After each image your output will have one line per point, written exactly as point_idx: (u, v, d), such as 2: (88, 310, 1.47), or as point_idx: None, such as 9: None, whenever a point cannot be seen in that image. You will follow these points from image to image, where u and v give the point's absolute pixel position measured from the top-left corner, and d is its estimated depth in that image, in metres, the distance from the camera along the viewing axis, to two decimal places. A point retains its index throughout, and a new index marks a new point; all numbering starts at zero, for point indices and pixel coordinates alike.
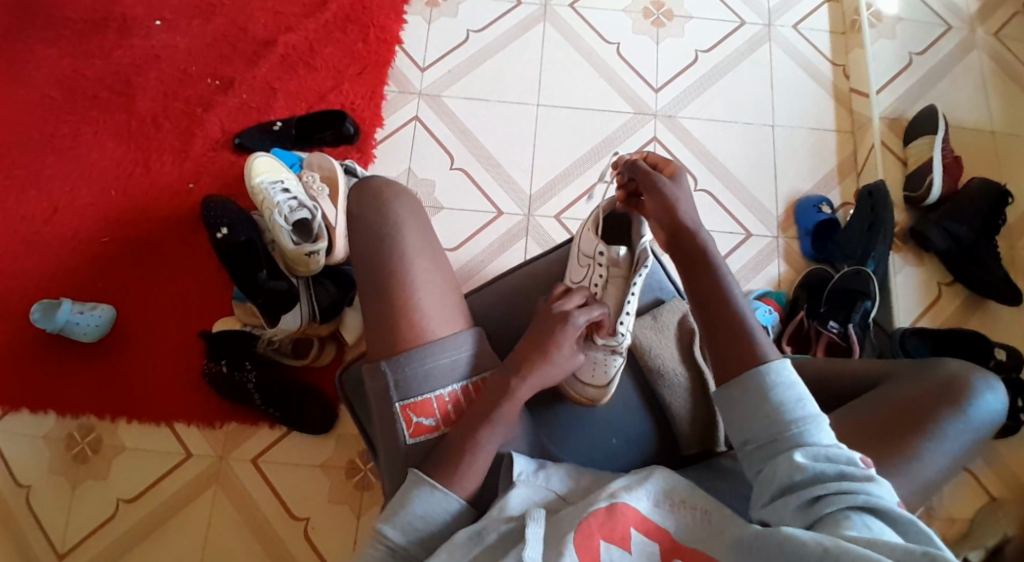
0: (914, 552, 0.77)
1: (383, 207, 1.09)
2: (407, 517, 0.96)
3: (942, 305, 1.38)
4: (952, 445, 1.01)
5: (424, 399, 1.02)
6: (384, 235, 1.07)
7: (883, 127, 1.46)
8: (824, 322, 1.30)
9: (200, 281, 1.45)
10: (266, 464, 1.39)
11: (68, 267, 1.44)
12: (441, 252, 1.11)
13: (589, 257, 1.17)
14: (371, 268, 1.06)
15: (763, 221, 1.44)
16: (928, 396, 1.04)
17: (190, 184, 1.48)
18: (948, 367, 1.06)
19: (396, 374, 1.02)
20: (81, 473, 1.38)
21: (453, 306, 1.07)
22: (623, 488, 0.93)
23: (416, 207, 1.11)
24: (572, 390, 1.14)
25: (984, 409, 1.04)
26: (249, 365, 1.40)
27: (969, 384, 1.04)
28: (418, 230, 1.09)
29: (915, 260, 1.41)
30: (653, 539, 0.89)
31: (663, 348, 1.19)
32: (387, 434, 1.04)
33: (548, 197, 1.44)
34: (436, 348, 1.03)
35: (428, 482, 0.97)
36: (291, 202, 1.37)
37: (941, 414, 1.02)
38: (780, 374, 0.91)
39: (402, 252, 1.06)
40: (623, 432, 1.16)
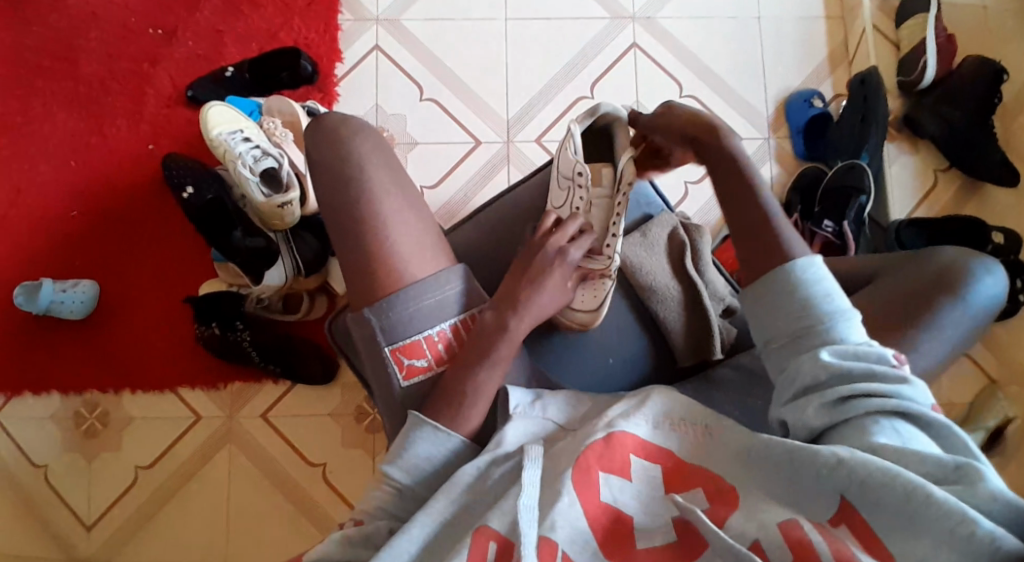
0: (945, 464, 0.73)
1: (342, 143, 1.00)
2: (410, 460, 0.91)
3: (939, 193, 1.35)
4: (951, 334, 1.00)
5: (412, 341, 0.96)
6: (347, 174, 0.98)
7: (874, 11, 1.38)
8: (819, 223, 1.27)
9: (180, 245, 1.41)
10: (277, 418, 1.40)
11: (41, 245, 1.39)
12: (410, 184, 1.03)
13: (569, 179, 1.11)
14: (338, 212, 0.98)
15: (753, 123, 1.38)
16: (926, 286, 1.02)
17: (151, 146, 1.41)
18: (945, 255, 1.03)
19: (381, 319, 0.95)
20: (95, 448, 1.39)
21: (431, 241, 1.00)
22: (622, 418, 0.87)
23: (379, 140, 1.02)
24: (562, 317, 1.10)
25: (982, 293, 1.02)
26: (241, 325, 1.37)
27: (966, 269, 1.02)
28: (384, 165, 1.01)
29: (910, 148, 1.36)
30: (654, 462, 0.84)
31: (654, 265, 1.14)
32: (379, 381, 0.99)
33: (526, 121, 1.38)
34: (420, 289, 0.96)
35: (429, 423, 0.91)
36: (254, 151, 1.29)
37: (939, 303, 0.99)
38: (807, 269, 0.83)
39: (369, 191, 0.98)
40: (619, 351, 1.12)
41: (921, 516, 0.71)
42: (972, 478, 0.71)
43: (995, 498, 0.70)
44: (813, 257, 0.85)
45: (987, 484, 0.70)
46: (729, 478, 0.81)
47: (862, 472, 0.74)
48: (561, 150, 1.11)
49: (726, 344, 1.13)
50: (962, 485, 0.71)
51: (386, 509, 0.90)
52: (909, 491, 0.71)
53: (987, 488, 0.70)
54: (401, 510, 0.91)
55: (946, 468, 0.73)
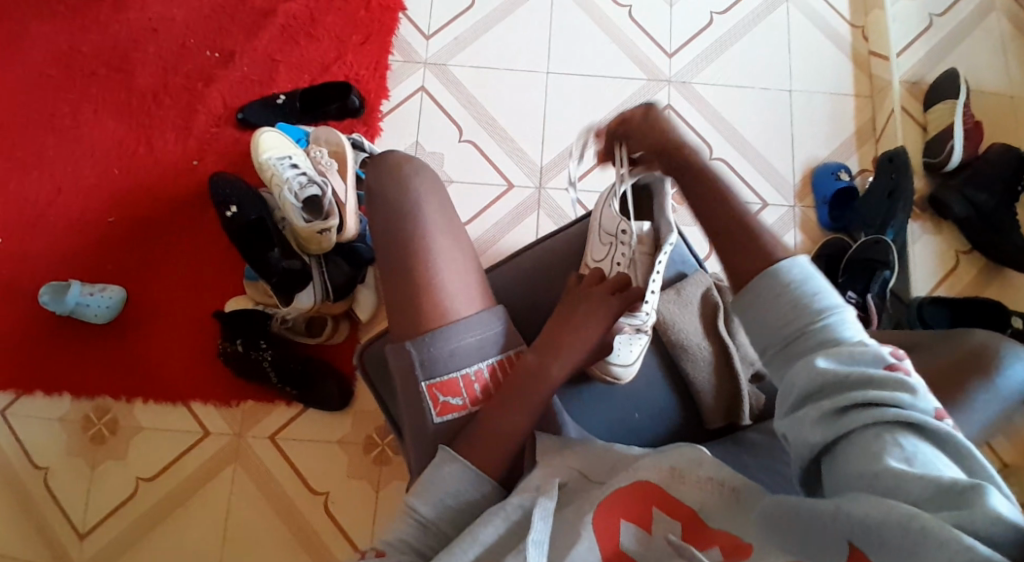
0: (945, 486, 0.70)
1: (402, 181, 1.06)
2: (438, 495, 0.92)
3: (959, 274, 1.37)
4: (981, 415, 0.97)
5: (450, 378, 1.00)
6: (403, 211, 1.04)
7: (903, 92, 1.43)
8: (842, 293, 1.29)
9: (210, 259, 1.43)
10: (285, 441, 1.39)
11: (75, 249, 1.42)
12: (462, 229, 1.08)
13: (611, 235, 1.10)
14: (391, 246, 1.04)
15: (780, 190, 1.41)
16: (960, 364, 0.99)
17: (194, 161, 1.45)
18: (976, 337, 1.01)
19: (422, 353, 0.99)
20: (99, 455, 1.38)
21: (476, 283, 1.05)
22: (651, 469, 0.87)
23: (435, 182, 1.08)
24: (596, 367, 1.08)
25: (1012, 378, 0.98)
26: (265, 343, 1.38)
27: (998, 352, 0.99)
28: (438, 206, 1.06)
29: (934, 229, 1.39)
30: (675, 518, 0.83)
31: (687, 323, 1.12)
32: (412, 415, 1.01)
33: (559, 168, 1.42)
34: (462, 327, 1.00)
35: (459, 460, 0.94)
36: (300, 178, 1.33)
37: (972, 385, 0.97)
38: (794, 269, 0.84)
39: (423, 230, 1.04)
40: (646, 406, 1.10)
41: (921, 548, 0.68)
42: (973, 501, 0.68)
43: (997, 521, 0.66)
44: (803, 261, 0.85)
45: (988, 506, 0.67)
46: (746, 536, 0.79)
47: (859, 511, 0.72)
48: (603, 205, 1.11)
49: (754, 411, 1.12)
50: (964, 507, 0.68)
51: (408, 542, 0.90)
52: (903, 524, 0.69)
53: (987, 510, 0.67)
54: (423, 545, 0.91)
55: (945, 489, 0.70)
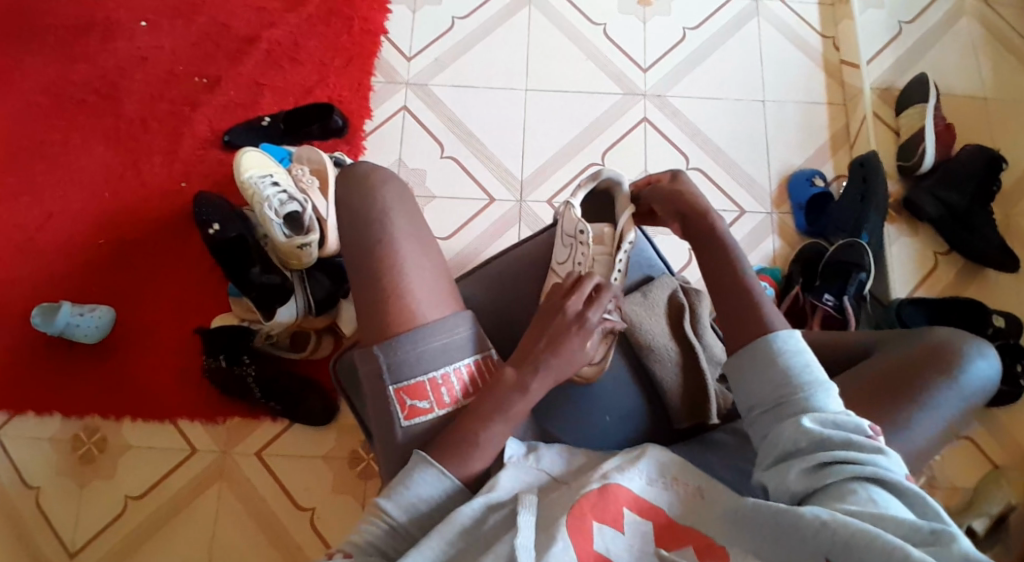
0: (920, 528, 0.74)
1: (368, 190, 1.06)
2: (410, 500, 0.92)
3: (939, 274, 1.37)
4: (944, 412, 0.96)
5: (417, 382, 0.98)
6: (372, 220, 1.04)
7: (875, 98, 1.45)
8: (819, 296, 1.29)
9: (197, 279, 1.46)
10: (270, 456, 1.40)
11: (66, 270, 1.45)
12: (430, 236, 1.07)
13: (571, 237, 1.13)
14: (359, 256, 1.03)
15: (757, 198, 1.43)
16: (919, 362, 0.98)
17: (182, 184, 1.49)
18: (937, 334, 1.00)
19: (389, 357, 0.98)
20: (89, 473, 1.39)
21: (445, 288, 1.04)
22: (616, 469, 0.88)
23: (404, 193, 1.08)
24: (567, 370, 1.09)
25: (975, 375, 0.98)
26: (248, 358, 1.41)
27: (958, 349, 0.99)
28: (406, 215, 1.06)
29: (910, 231, 1.40)
30: (647, 518, 0.84)
31: (653, 324, 1.13)
32: (381, 420, 1.00)
33: (538, 182, 1.45)
34: (429, 331, 0.99)
35: (436, 466, 0.93)
36: (281, 195, 1.35)
37: (932, 383, 0.96)
38: (787, 340, 0.88)
39: (390, 237, 1.03)
40: (616, 408, 1.11)
41: None
42: (947, 541, 0.72)
43: (969, 559, 0.71)
44: (795, 335, 0.90)
45: (960, 547, 0.72)
46: (721, 536, 0.82)
47: (844, 532, 0.75)
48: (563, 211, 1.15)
49: (723, 411, 1.12)
50: (938, 547, 0.73)
51: (377, 545, 0.90)
52: (887, 552, 0.73)
53: (961, 549, 0.71)
54: (391, 548, 0.91)
55: (920, 532, 0.74)
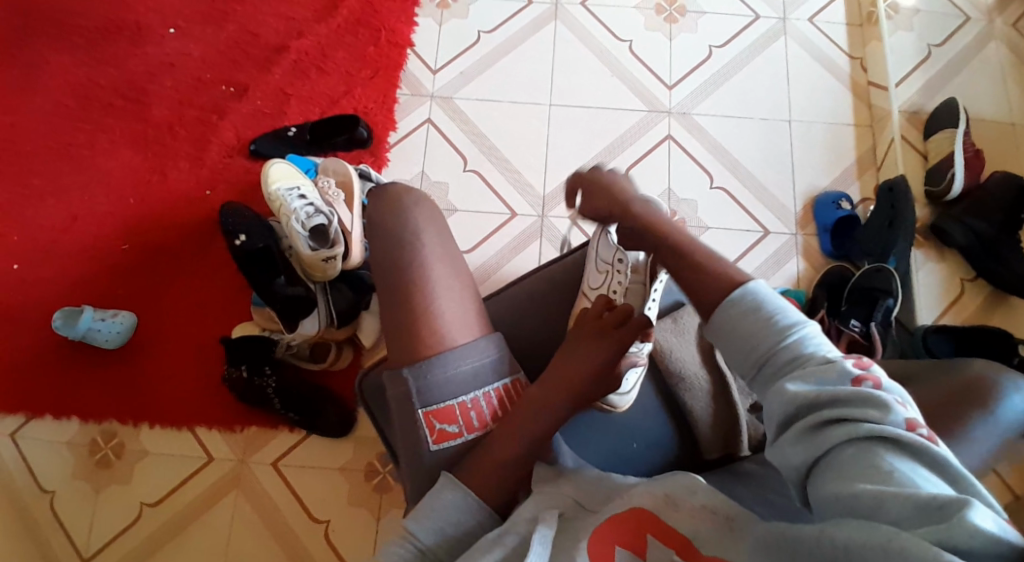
0: (925, 501, 0.68)
1: (400, 213, 1.06)
2: (437, 522, 0.92)
3: (964, 302, 1.36)
4: (979, 452, 0.94)
5: (446, 406, 0.99)
6: (403, 242, 1.04)
7: (902, 121, 1.43)
8: (846, 321, 1.27)
9: (218, 288, 1.46)
10: (287, 467, 1.40)
11: (89, 275, 1.46)
12: (460, 256, 1.08)
13: (607, 264, 1.14)
14: (391, 277, 1.03)
15: (780, 218, 1.42)
16: (953, 398, 0.97)
17: (206, 191, 1.49)
18: (973, 368, 1.00)
19: (418, 381, 0.98)
20: (105, 478, 1.39)
21: (475, 312, 1.05)
22: (641, 494, 0.87)
23: (434, 215, 1.08)
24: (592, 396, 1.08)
25: (1010, 410, 0.96)
26: (269, 370, 1.40)
27: (993, 385, 0.97)
28: (437, 236, 1.06)
29: (937, 256, 1.39)
30: (670, 544, 0.82)
31: (683, 352, 1.14)
32: (408, 444, 1.00)
33: (561, 198, 1.44)
34: (458, 355, 1.00)
35: (463, 488, 0.94)
36: (307, 208, 1.35)
37: (966, 418, 0.95)
38: (752, 295, 0.84)
39: (422, 260, 1.03)
40: (643, 436, 1.10)
41: None
42: (951, 514, 0.66)
43: (975, 535, 0.65)
44: (761, 287, 0.84)
45: (966, 520, 0.65)
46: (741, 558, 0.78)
47: (841, 536, 0.70)
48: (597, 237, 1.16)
49: (752, 442, 1.12)
50: (942, 524, 0.66)
51: None
52: (886, 540, 0.67)
53: (964, 524, 0.65)
54: None
55: (922, 505, 0.68)
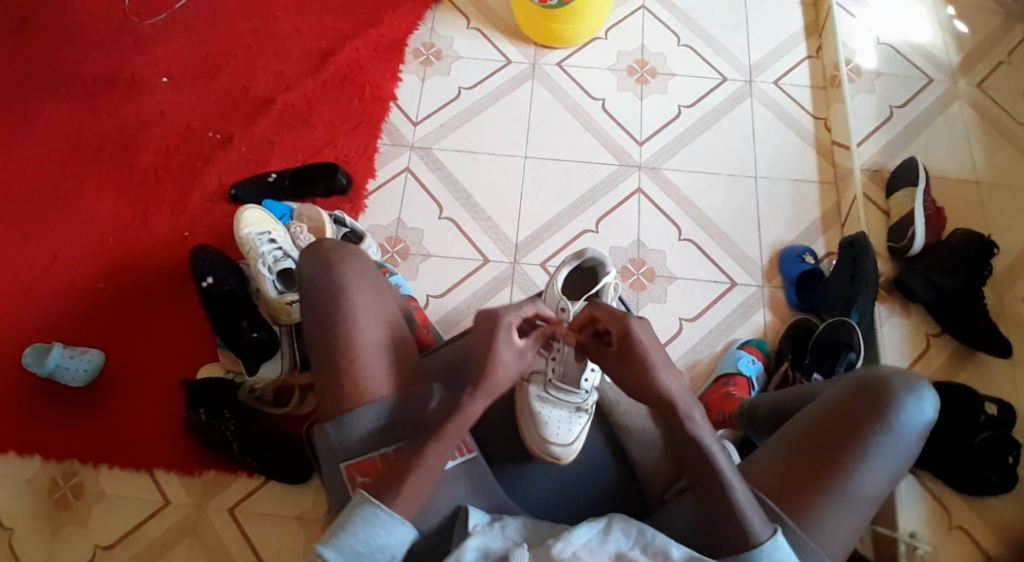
0: None
1: (332, 267, 1.10)
2: (347, 541, 0.94)
3: (930, 357, 1.36)
4: (881, 460, 1.00)
5: (367, 458, 1.03)
6: (334, 295, 1.08)
7: (864, 179, 1.47)
8: (807, 374, 1.32)
9: (190, 330, 1.47)
10: (243, 515, 1.39)
11: (63, 313, 1.47)
12: (391, 310, 1.12)
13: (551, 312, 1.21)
14: (321, 330, 1.07)
15: (748, 270, 1.44)
16: (855, 407, 1.03)
17: (186, 233, 1.52)
18: (867, 376, 1.05)
19: (339, 435, 1.03)
20: (62, 519, 1.38)
21: (401, 359, 1.09)
22: (583, 547, 0.95)
23: (366, 268, 1.12)
24: (538, 447, 1.16)
25: (912, 418, 1.02)
26: (228, 413, 1.40)
27: (890, 390, 1.03)
28: (368, 289, 1.10)
29: (902, 311, 1.39)
30: None
31: (630, 407, 1.24)
32: (335, 495, 1.04)
33: (534, 245, 1.46)
34: (379, 407, 1.03)
35: (373, 503, 0.96)
36: (276, 252, 1.38)
37: (864, 429, 1.01)
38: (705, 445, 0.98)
39: (350, 313, 1.07)
40: (591, 486, 1.17)
41: None
42: None
43: None
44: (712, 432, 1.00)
45: None
46: None
47: None
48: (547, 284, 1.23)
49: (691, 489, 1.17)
50: None
51: None
52: None
53: None
54: None
55: None
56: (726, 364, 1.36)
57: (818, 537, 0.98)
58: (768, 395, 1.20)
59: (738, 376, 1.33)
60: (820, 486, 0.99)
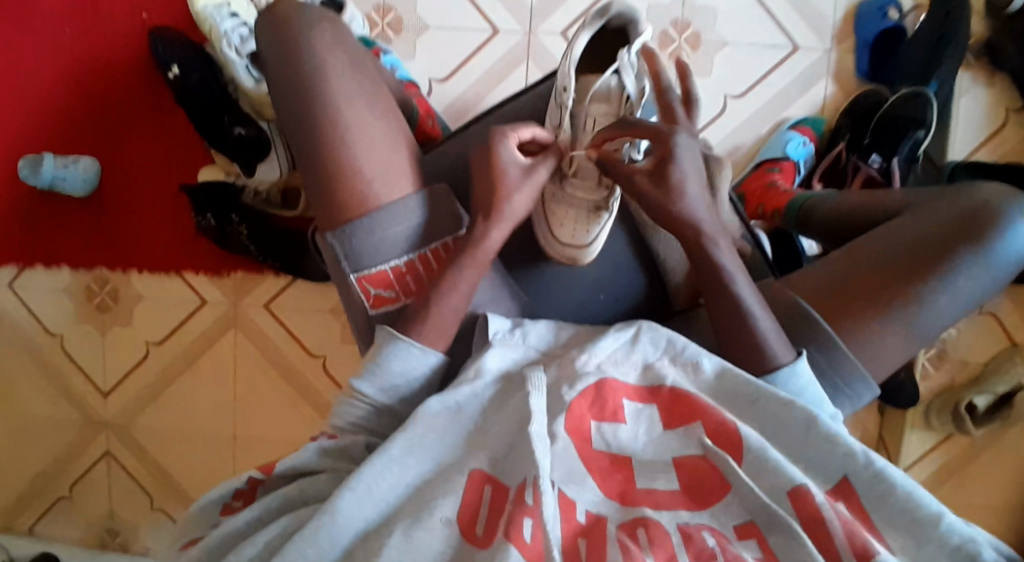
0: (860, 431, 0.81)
1: (300, 45, 0.93)
2: (386, 375, 0.89)
3: (1006, 134, 1.17)
4: (970, 287, 0.95)
5: (379, 271, 0.93)
6: (309, 80, 0.92)
7: None
8: (865, 156, 1.17)
9: (178, 127, 1.36)
10: (279, 308, 1.39)
11: (42, 118, 1.36)
12: (381, 91, 0.96)
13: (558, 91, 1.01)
14: (301, 124, 0.93)
15: (814, 30, 1.20)
16: (953, 228, 0.96)
17: (144, 16, 1.34)
18: (981, 192, 0.98)
19: (345, 246, 0.92)
20: (107, 321, 1.42)
21: (405, 157, 0.95)
22: (609, 359, 0.85)
23: (342, 41, 0.94)
24: (553, 249, 1.03)
25: (1017, 242, 0.96)
26: (237, 217, 1.31)
27: (1003, 213, 0.96)
28: (349, 68, 0.94)
29: (986, 79, 1.17)
30: (651, 402, 0.82)
31: None
32: (349, 300, 0.97)
33: (551, 9, 1.26)
34: (388, 217, 0.92)
35: (402, 339, 0.89)
36: (240, 30, 1.21)
37: (962, 251, 0.95)
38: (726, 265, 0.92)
39: (330, 101, 0.92)
40: (611, 287, 1.08)
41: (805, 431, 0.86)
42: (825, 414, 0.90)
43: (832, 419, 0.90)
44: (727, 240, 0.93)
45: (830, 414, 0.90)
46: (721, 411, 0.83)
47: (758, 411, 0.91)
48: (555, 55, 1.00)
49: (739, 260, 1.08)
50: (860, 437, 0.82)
51: (362, 423, 0.89)
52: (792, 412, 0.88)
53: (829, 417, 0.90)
54: (378, 425, 0.90)
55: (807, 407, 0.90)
56: (773, 147, 1.20)
57: (877, 359, 0.95)
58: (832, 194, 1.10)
59: (784, 162, 1.18)
60: (893, 307, 0.94)
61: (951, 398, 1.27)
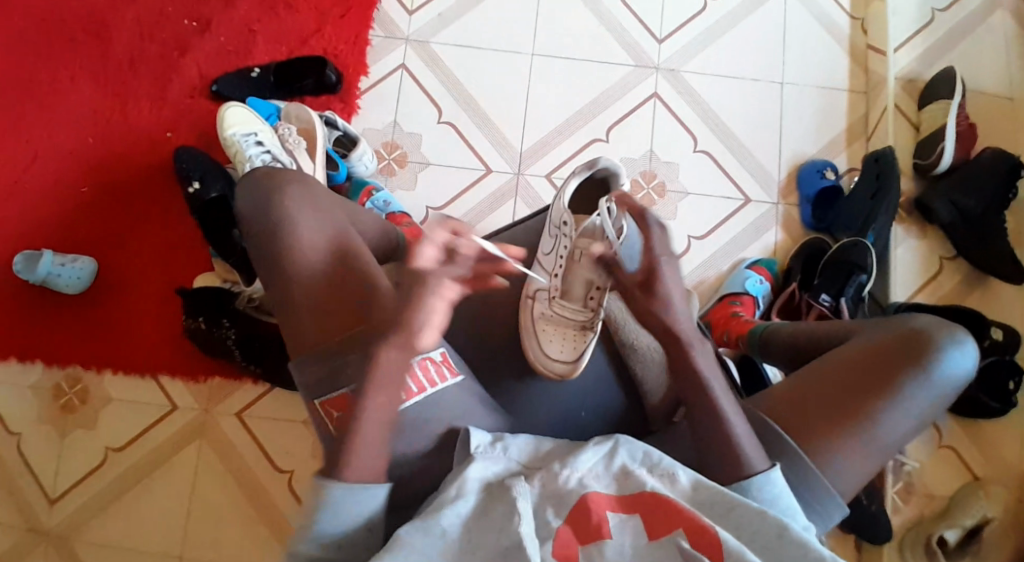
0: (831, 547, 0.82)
1: (266, 197, 1.01)
2: (331, 517, 0.88)
3: (941, 280, 1.35)
4: (913, 408, 0.98)
5: (338, 393, 0.95)
6: (273, 231, 0.99)
7: (898, 90, 1.43)
8: (815, 295, 1.29)
9: (181, 235, 1.43)
10: (251, 418, 1.39)
11: (52, 217, 1.43)
12: (345, 232, 1.03)
13: (557, 227, 1.15)
14: (269, 267, 1.00)
15: (764, 187, 1.41)
16: (892, 351, 1.00)
17: (169, 133, 1.46)
18: (915, 323, 1.02)
19: (302, 375, 0.97)
20: (69, 423, 1.39)
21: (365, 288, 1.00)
22: (589, 473, 0.86)
23: (306, 192, 1.02)
24: (539, 363, 1.11)
25: (950, 368, 1.00)
26: (228, 321, 1.35)
27: (936, 341, 1.00)
28: (313, 215, 1.01)
29: (918, 232, 1.37)
30: (633, 513, 0.82)
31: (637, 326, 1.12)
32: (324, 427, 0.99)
33: (540, 154, 1.43)
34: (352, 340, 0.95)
35: (339, 482, 0.88)
36: (264, 156, 1.31)
37: (903, 375, 0.98)
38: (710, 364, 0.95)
39: (292, 249, 0.99)
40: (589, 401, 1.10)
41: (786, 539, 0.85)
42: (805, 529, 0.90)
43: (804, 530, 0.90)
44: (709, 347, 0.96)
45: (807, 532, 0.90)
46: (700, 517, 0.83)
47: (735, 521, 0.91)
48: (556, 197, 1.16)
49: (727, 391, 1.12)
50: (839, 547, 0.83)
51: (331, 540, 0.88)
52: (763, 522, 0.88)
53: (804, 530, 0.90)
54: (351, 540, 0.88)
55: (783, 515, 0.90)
56: (734, 283, 1.33)
57: (832, 477, 0.96)
58: (785, 324, 1.18)
59: (745, 297, 1.31)
60: (841, 425, 0.97)
61: (922, 531, 1.27)
